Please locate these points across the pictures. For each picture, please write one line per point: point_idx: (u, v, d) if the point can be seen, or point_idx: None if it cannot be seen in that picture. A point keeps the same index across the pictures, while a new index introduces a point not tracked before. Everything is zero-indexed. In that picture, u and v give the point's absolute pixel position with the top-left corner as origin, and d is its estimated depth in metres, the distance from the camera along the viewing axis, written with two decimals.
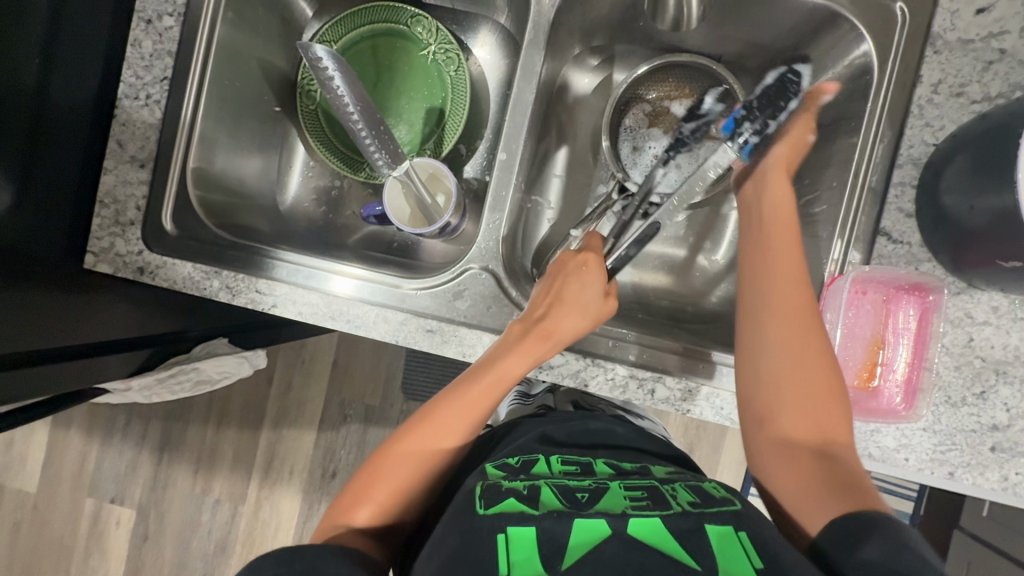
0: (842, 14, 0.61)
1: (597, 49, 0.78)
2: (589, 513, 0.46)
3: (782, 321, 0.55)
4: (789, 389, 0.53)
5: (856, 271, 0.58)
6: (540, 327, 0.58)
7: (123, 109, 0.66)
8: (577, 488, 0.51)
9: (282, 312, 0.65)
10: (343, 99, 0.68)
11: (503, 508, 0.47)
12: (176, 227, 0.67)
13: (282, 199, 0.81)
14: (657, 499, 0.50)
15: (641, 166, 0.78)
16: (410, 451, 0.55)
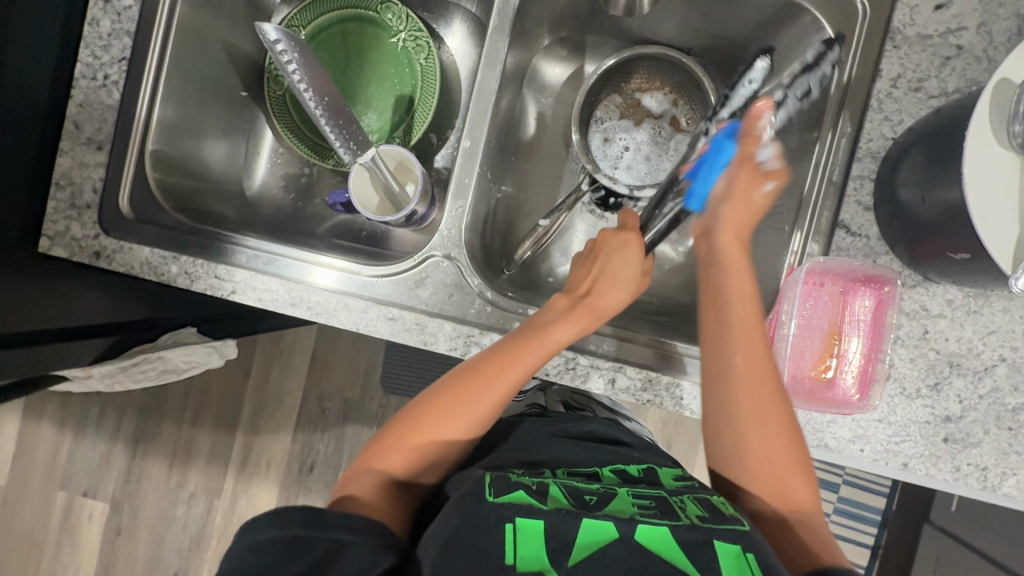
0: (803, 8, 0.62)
1: (567, 39, 0.77)
2: (597, 514, 0.48)
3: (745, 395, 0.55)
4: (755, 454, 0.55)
5: (812, 262, 0.59)
6: (587, 301, 0.60)
7: (80, 89, 0.64)
8: (585, 490, 0.52)
9: (241, 298, 0.64)
10: (299, 82, 0.67)
11: (513, 499, 0.49)
12: (134, 212, 0.65)
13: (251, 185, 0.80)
14: (665, 509, 0.50)
15: (611, 157, 0.80)
16: (449, 414, 0.57)
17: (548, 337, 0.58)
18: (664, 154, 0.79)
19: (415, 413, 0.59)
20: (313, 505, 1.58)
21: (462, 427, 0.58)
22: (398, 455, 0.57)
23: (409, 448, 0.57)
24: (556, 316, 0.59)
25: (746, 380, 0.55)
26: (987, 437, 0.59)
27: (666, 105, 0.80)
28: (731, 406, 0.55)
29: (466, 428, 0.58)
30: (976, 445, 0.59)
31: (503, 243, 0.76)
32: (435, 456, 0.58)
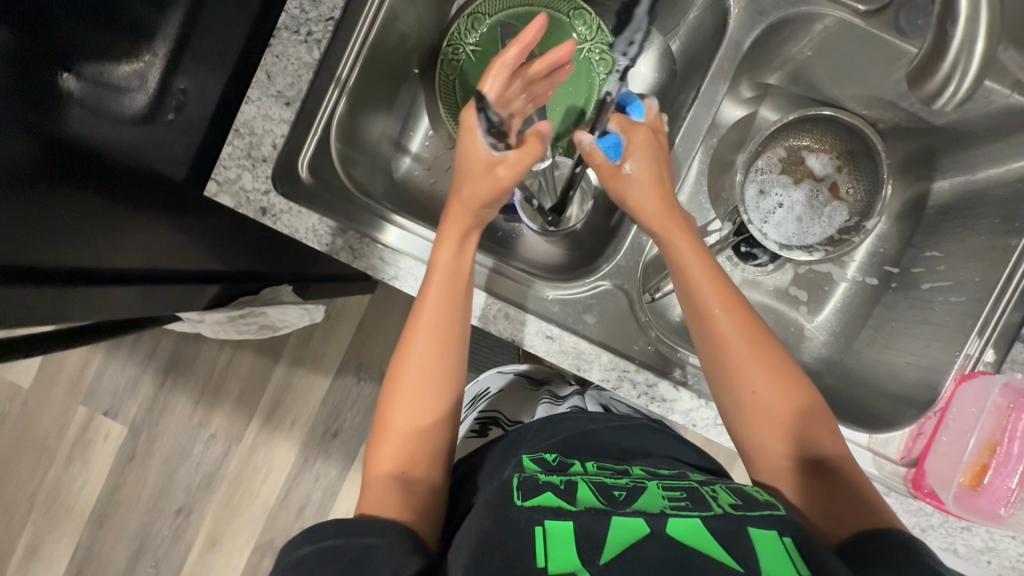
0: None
1: (757, 84, 0.76)
2: (627, 510, 0.45)
3: (733, 341, 0.55)
4: (751, 408, 0.54)
5: (1006, 377, 0.58)
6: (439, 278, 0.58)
7: (280, 40, 0.62)
8: (613, 487, 0.49)
9: (401, 285, 0.64)
10: None
11: (540, 502, 0.45)
12: (311, 175, 0.63)
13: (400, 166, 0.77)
14: (696, 500, 0.48)
15: (762, 210, 0.79)
16: (403, 414, 0.55)
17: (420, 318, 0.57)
18: (815, 217, 0.78)
19: (376, 447, 0.54)
20: (330, 470, 1.55)
21: (411, 418, 0.55)
22: (381, 486, 0.51)
23: (393, 468, 0.53)
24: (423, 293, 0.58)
25: (729, 325, 0.55)
26: None
27: (830, 170, 0.78)
28: (724, 350, 0.55)
29: (416, 402, 0.55)
30: None
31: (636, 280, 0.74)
32: (423, 454, 0.54)
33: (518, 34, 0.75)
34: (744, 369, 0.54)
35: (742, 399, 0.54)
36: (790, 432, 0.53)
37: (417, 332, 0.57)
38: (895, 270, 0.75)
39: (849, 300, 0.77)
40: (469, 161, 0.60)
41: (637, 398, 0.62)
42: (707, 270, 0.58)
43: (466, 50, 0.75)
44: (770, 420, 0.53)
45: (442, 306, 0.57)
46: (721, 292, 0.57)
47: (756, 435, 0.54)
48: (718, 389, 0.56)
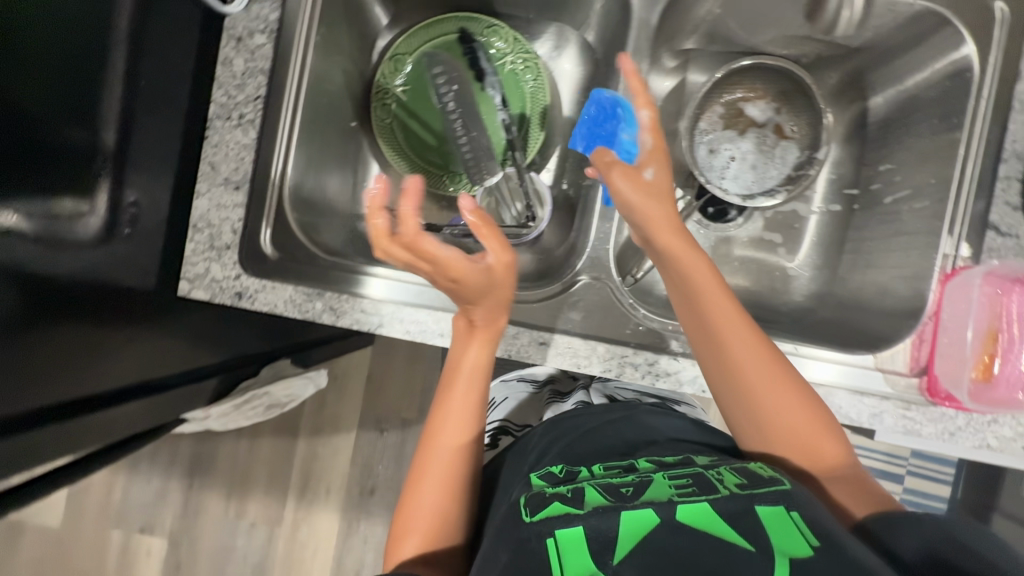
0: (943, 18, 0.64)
1: (678, 52, 0.78)
2: (635, 503, 0.42)
3: (735, 349, 0.54)
4: (768, 414, 0.53)
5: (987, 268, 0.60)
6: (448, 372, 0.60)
7: (216, 130, 0.64)
8: (621, 484, 0.46)
9: (388, 331, 0.63)
10: (449, 110, 0.75)
11: (549, 513, 0.42)
12: (277, 251, 0.64)
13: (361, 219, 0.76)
14: (703, 485, 0.45)
15: (717, 167, 0.81)
16: (429, 501, 0.55)
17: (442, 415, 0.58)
18: (768, 161, 0.80)
19: (399, 540, 0.54)
20: (375, 528, 1.54)
21: (433, 507, 0.54)
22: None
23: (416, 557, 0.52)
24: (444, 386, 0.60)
25: (733, 330, 0.54)
26: None
27: (769, 114, 0.80)
28: (729, 357, 0.54)
29: (440, 501, 0.55)
30: None
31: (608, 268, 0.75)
32: (446, 531, 0.54)
33: (444, 61, 0.75)
34: (756, 377, 0.53)
35: (756, 403, 0.53)
36: (812, 432, 0.52)
37: (440, 424, 0.58)
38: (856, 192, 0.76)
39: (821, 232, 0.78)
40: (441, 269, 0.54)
41: (642, 379, 0.62)
42: (715, 280, 0.55)
43: (396, 92, 0.78)
44: (787, 421, 0.52)
45: (466, 407, 0.58)
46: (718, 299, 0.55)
47: (771, 432, 0.53)
48: (731, 391, 0.54)
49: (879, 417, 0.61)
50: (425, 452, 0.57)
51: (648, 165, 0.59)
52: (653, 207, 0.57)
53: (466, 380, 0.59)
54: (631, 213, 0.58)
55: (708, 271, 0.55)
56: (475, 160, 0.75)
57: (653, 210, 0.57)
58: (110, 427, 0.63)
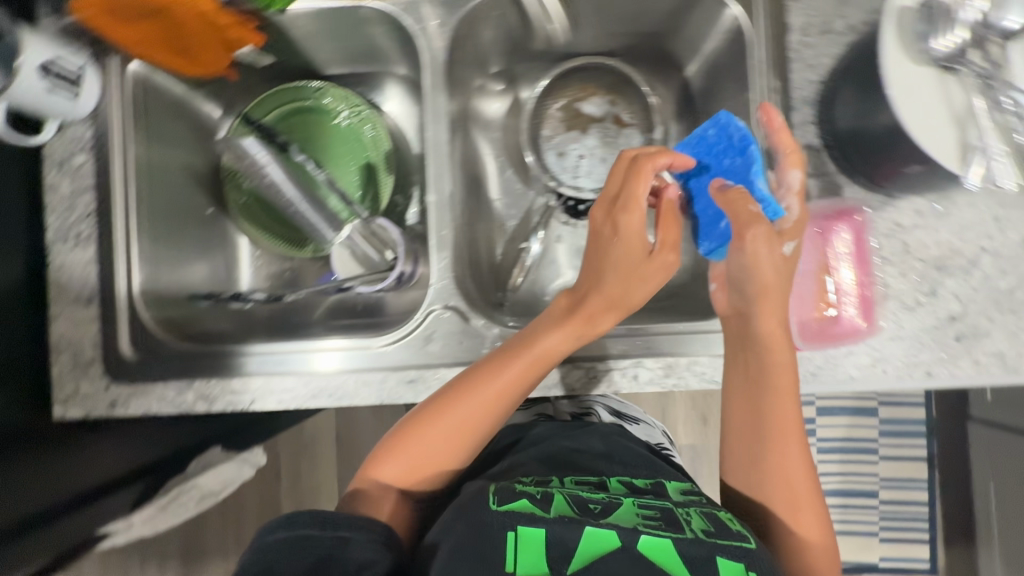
0: None
1: (500, 71, 0.80)
2: (600, 522, 0.49)
3: (765, 413, 0.57)
4: (774, 475, 0.56)
5: None
6: (533, 356, 0.58)
7: (57, 254, 0.66)
8: (591, 499, 0.53)
9: (262, 404, 0.65)
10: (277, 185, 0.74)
11: (514, 506, 0.50)
12: (135, 350, 0.66)
13: (194, 300, 0.73)
14: (670, 520, 0.51)
15: (570, 169, 0.83)
16: (421, 455, 0.58)
17: (481, 387, 0.58)
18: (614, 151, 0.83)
19: (385, 457, 0.59)
20: None
21: (426, 460, 0.59)
22: (375, 491, 0.59)
23: (391, 483, 0.59)
24: (508, 355, 0.58)
25: (782, 400, 0.57)
26: (994, 326, 0.62)
27: (606, 107, 0.83)
28: (769, 418, 0.57)
29: (435, 451, 0.58)
30: (986, 336, 0.62)
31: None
32: (424, 479, 0.59)
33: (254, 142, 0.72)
34: (783, 447, 0.56)
35: (776, 463, 0.56)
36: (805, 507, 0.55)
37: (466, 389, 0.58)
38: None
39: None
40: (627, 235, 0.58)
41: None
42: (784, 311, 0.57)
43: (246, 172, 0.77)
44: (789, 489, 0.56)
45: (476, 403, 0.57)
46: (788, 365, 0.57)
47: (771, 497, 0.56)
48: (749, 447, 0.57)
49: None
50: (445, 402, 0.58)
51: (790, 237, 0.58)
52: (774, 274, 0.56)
53: (518, 378, 0.58)
54: (742, 273, 0.57)
55: (780, 335, 0.57)
56: (325, 221, 0.76)
57: (787, 274, 0.58)
58: (63, 538, 0.63)
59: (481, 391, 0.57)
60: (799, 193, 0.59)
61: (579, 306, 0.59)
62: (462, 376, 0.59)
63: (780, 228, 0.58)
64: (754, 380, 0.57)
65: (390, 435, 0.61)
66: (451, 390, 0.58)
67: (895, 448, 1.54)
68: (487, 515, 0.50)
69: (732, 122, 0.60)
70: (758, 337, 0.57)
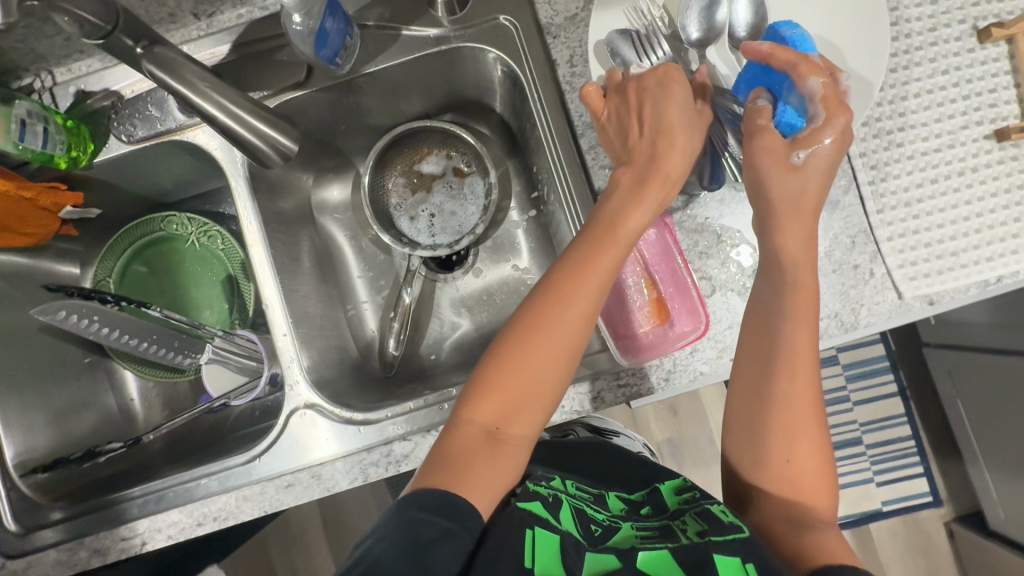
0: (459, 44, 0.69)
1: (331, 161, 0.83)
2: (601, 547, 0.51)
3: (796, 353, 0.54)
4: (786, 430, 0.53)
5: None
6: (608, 241, 0.55)
7: None
8: (592, 518, 0.55)
9: (154, 544, 0.65)
10: (109, 335, 0.68)
11: (531, 507, 0.52)
12: (21, 524, 0.66)
13: (33, 474, 0.69)
14: (666, 536, 0.52)
15: (424, 230, 0.86)
16: (490, 417, 0.53)
17: (561, 306, 0.54)
18: (461, 201, 0.86)
19: (474, 395, 0.54)
20: None
21: (492, 423, 0.53)
22: (459, 447, 0.52)
23: (484, 424, 0.54)
24: (591, 231, 0.56)
25: (800, 342, 0.54)
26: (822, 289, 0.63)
27: (444, 163, 0.86)
28: (791, 370, 0.54)
29: (511, 400, 0.53)
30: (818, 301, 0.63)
31: (356, 371, 0.78)
32: (519, 423, 0.54)
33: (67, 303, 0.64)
34: (805, 398, 0.53)
35: (790, 418, 0.53)
36: (812, 475, 0.53)
37: (562, 297, 0.54)
38: (535, 195, 0.83)
39: (534, 239, 0.84)
40: (676, 110, 0.56)
41: (387, 471, 0.64)
42: (805, 246, 0.55)
43: None
44: (797, 441, 0.53)
45: (590, 304, 0.54)
46: (806, 314, 0.54)
47: (781, 457, 0.53)
48: (748, 409, 0.55)
49: (600, 397, 0.65)
50: (538, 310, 0.55)
51: (806, 146, 0.53)
52: (795, 194, 0.53)
53: (597, 279, 0.54)
54: (754, 191, 0.56)
55: (810, 291, 0.55)
56: (183, 342, 0.73)
57: (802, 187, 0.54)
58: None
59: (563, 284, 0.54)
60: (828, 98, 0.52)
61: (645, 174, 0.56)
62: (543, 284, 0.56)
63: (794, 140, 0.54)
64: (770, 329, 0.55)
65: (478, 372, 0.56)
66: (569, 288, 0.54)
67: (864, 390, 1.52)
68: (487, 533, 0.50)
69: (785, 26, 0.57)
70: (790, 279, 0.54)
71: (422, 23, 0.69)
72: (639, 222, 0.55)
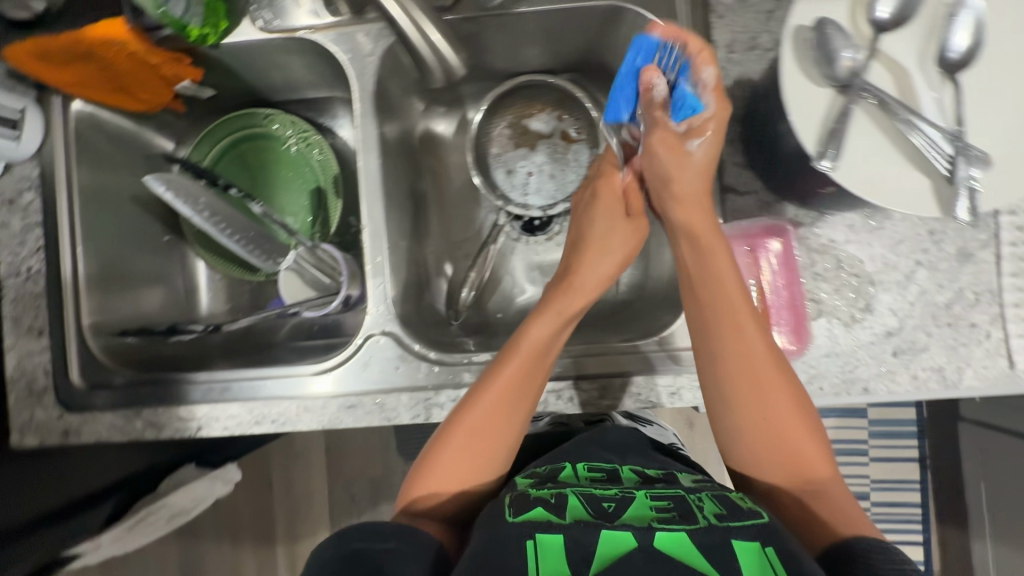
0: (624, 7, 0.65)
1: (442, 97, 0.81)
2: (615, 523, 0.45)
3: (750, 334, 0.54)
4: (761, 403, 0.53)
5: (712, 232, 0.62)
6: (522, 354, 0.58)
7: (10, 288, 0.69)
8: (602, 497, 0.50)
9: (209, 432, 0.66)
10: (204, 221, 0.69)
11: (532, 516, 0.46)
12: (87, 381, 0.68)
13: (120, 336, 0.71)
14: (683, 511, 0.47)
15: (519, 186, 0.83)
16: (440, 479, 0.55)
17: (470, 403, 0.57)
18: (564, 166, 0.83)
19: (420, 471, 0.56)
20: None
21: (442, 486, 0.55)
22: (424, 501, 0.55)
23: (430, 495, 0.55)
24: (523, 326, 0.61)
25: (748, 325, 0.54)
26: (932, 340, 0.61)
27: (553, 123, 0.82)
28: (726, 349, 0.54)
29: (461, 464, 0.55)
30: (924, 350, 0.61)
31: (426, 310, 0.77)
32: (469, 483, 0.56)
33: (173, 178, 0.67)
34: (773, 364, 0.53)
35: (760, 389, 0.53)
36: (806, 431, 0.52)
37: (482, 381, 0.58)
38: None
39: None
40: (609, 218, 0.67)
41: None
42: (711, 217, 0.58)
43: None
44: (784, 417, 0.52)
45: (514, 390, 0.57)
46: (735, 300, 0.55)
47: (760, 424, 0.53)
48: (723, 392, 0.54)
49: (679, 394, 0.63)
50: (462, 402, 0.58)
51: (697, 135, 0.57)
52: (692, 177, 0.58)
53: (516, 376, 0.57)
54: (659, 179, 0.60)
55: (733, 279, 0.56)
56: (269, 248, 0.74)
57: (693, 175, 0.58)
58: None
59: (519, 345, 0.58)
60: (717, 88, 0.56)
61: (560, 292, 0.63)
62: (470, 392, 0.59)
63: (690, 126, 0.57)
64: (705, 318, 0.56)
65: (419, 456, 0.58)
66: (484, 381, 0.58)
67: None
68: (500, 530, 0.45)
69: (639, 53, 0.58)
70: (707, 242, 0.57)
71: None
72: (544, 333, 0.59)
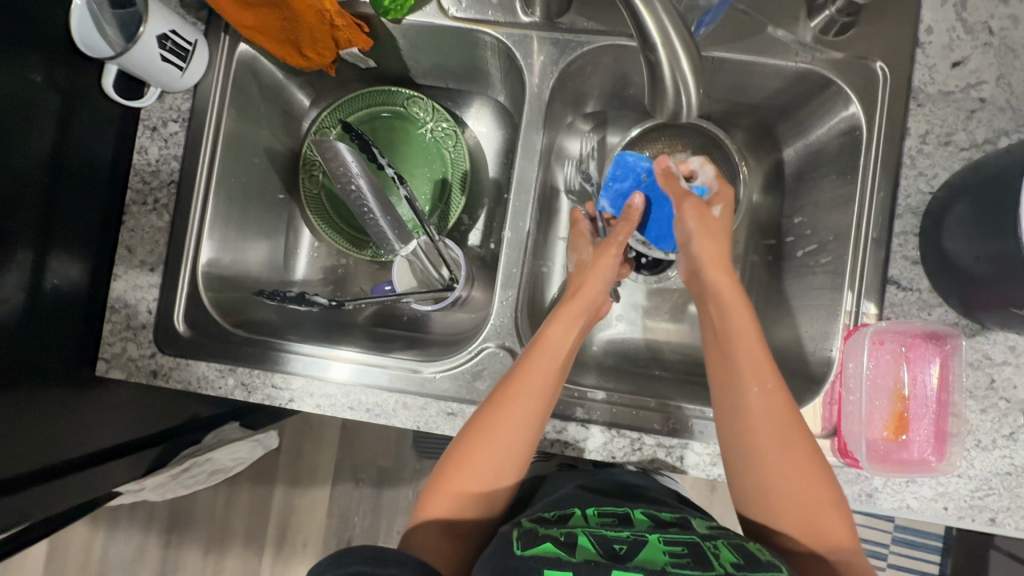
0: (821, 73, 0.63)
1: (589, 115, 0.78)
2: (627, 564, 0.41)
3: (774, 403, 0.55)
4: (777, 469, 0.54)
5: (876, 324, 0.59)
6: (543, 363, 0.58)
7: (132, 216, 0.67)
8: (614, 538, 0.45)
9: (299, 406, 0.64)
10: (355, 185, 0.70)
11: (540, 553, 0.43)
12: (188, 326, 0.66)
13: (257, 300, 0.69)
14: (698, 555, 0.43)
15: None
16: (459, 484, 0.55)
17: (499, 404, 0.56)
18: None
19: (438, 479, 0.56)
20: None
21: (459, 492, 0.55)
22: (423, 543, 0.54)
23: (448, 510, 0.55)
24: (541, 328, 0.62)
25: (768, 396, 0.56)
26: None
27: None
28: (750, 409, 0.55)
29: (485, 471, 0.55)
30: None
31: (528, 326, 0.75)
32: (488, 503, 0.55)
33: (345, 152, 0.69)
34: (794, 436, 0.54)
35: (774, 454, 0.54)
36: (823, 492, 0.53)
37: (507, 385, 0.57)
38: (773, 242, 0.74)
39: None
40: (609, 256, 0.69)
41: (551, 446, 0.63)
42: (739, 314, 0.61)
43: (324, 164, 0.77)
44: (803, 483, 0.53)
45: (536, 389, 0.57)
46: (762, 366, 0.57)
47: (776, 489, 0.53)
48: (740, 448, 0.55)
49: None
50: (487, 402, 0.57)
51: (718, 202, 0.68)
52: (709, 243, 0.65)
53: (540, 380, 0.57)
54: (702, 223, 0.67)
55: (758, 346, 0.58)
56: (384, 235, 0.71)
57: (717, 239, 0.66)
58: (74, 494, 0.65)
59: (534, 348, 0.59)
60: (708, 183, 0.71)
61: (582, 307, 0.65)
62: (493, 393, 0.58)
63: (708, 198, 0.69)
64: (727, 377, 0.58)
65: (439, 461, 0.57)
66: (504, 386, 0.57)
67: None
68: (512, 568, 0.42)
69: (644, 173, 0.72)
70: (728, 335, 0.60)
71: (785, 26, 0.63)
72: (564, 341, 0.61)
